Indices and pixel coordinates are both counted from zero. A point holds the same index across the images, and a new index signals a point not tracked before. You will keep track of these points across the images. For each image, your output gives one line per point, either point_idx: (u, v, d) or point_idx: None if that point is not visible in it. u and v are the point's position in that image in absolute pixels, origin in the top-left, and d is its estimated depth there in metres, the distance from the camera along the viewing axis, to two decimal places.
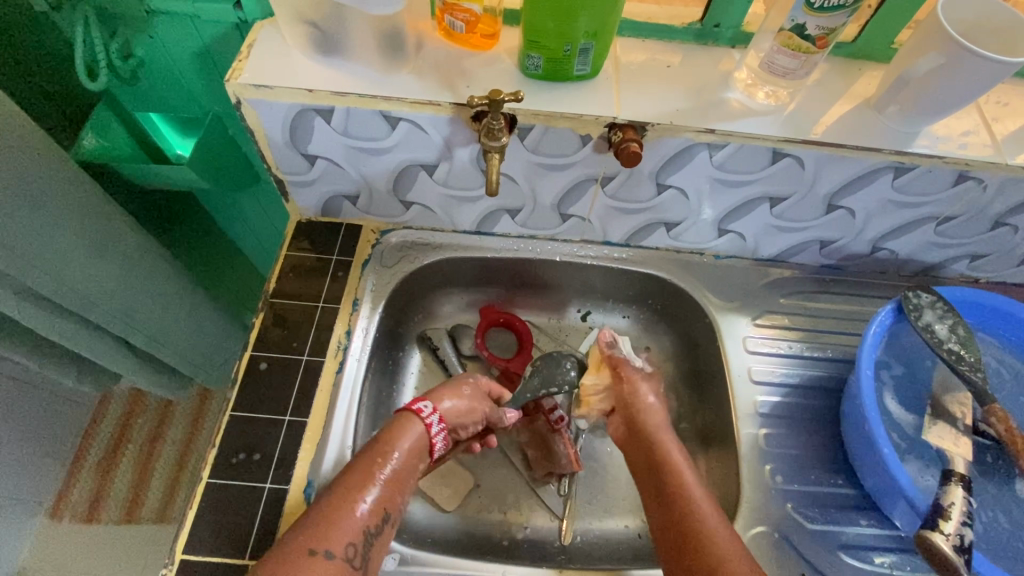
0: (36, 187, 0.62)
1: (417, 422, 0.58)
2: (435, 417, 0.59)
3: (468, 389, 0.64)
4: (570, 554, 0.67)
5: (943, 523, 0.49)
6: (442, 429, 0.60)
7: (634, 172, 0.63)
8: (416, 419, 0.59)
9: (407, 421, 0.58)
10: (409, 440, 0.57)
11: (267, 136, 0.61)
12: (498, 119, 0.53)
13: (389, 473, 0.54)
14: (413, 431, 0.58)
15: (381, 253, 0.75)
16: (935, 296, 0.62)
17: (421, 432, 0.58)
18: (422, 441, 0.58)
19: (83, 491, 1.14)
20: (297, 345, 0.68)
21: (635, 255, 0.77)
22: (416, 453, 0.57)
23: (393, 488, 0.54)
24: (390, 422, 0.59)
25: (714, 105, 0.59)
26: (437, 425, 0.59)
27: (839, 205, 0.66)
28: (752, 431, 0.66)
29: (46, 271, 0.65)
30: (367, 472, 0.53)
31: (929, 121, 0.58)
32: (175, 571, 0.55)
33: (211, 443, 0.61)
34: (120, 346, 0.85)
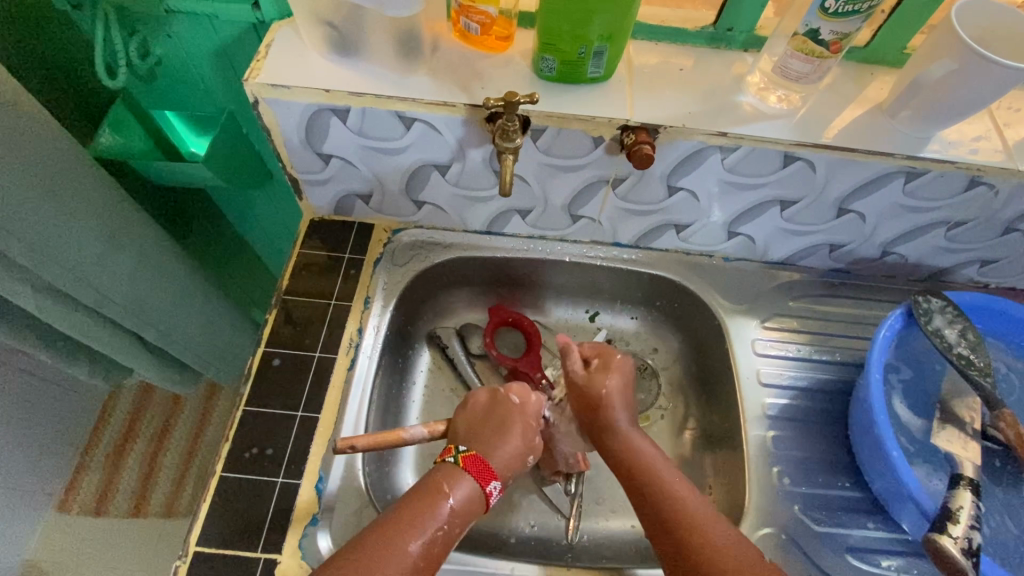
0: (55, 183, 0.63)
1: (478, 484, 0.54)
2: (498, 489, 0.56)
3: (531, 455, 0.60)
4: (577, 553, 0.68)
5: (951, 526, 0.49)
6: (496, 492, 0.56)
7: (645, 173, 0.63)
8: (478, 481, 0.54)
9: (468, 478, 0.54)
10: (466, 495, 0.53)
11: (283, 134, 0.62)
12: (513, 121, 0.53)
13: (444, 531, 0.51)
14: (471, 487, 0.54)
15: (393, 252, 0.76)
16: (945, 301, 0.63)
17: (479, 494, 0.54)
18: (477, 503, 0.54)
19: (92, 484, 1.15)
20: (309, 342, 0.68)
21: (644, 256, 0.77)
22: (471, 512, 0.53)
23: (444, 548, 0.51)
24: (451, 475, 0.54)
25: (726, 109, 0.59)
26: (497, 494, 0.56)
27: (849, 209, 0.66)
28: (760, 433, 0.66)
29: (64, 265, 0.66)
30: (422, 527, 0.50)
31: (942, 126, 0.58)
32: (188, 562, 0.55)
33: (224, 437, 0.62)
34: (132, 341, 0.86)
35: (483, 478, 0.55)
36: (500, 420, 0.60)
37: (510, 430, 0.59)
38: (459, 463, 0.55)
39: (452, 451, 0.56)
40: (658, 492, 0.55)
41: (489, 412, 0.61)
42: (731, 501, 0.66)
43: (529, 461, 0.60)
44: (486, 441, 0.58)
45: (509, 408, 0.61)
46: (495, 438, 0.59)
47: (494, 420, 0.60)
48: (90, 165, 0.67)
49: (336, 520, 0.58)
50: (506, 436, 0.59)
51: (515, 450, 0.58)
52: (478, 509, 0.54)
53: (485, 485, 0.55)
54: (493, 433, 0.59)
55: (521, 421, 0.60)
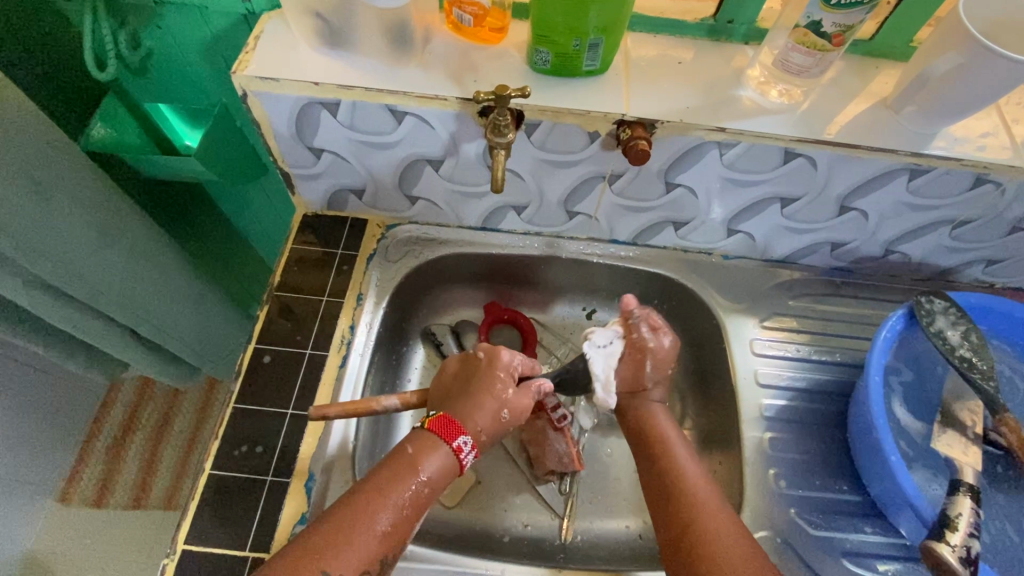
0: (44, 177, 0.62)
1: (446, 444, 0.54)
2: (469, 444, 0.54)
3: (507, 411, 0.58)
4: (570, 553, 0.67)
5: (949, 534, 0.48)
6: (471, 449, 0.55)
7: (642, 170, 0.62)
8: (445, 442, 0.54)
9: (436, 441, 0.54)
10: (435, 458, 0.53)
11: (273, 128, 0.61)
12: (505, 115, 0.52)
13: (412, 496, 0.51)
14: (439, 451, 0.53)
15: (387, 247, 0.75)
16: (948, 301, 0.61)
17: (448, 455, 0.53)
18: (448, 465, 0.53)
19: (92, 477, 1.15)
20: (301, 338, 0.68)
21: (642, 254, 0.76)
22: (442, 476, 0.53)
23: (414, 512, 0.51)
24: (420, 440, 0.54)
25: (725, 103, 0.58)
26: (469, 449, 0.54)
27: (851, 207, 0.65)
28: (757, 434, 0.65)
29: (55, 259, 0.66)
30: (389, 493, 0.50)
31: (948, 122, 0.56)
32: (176, 560, 0.55)
33: (214, 434, 0.61)
34: (127, 335, 0.85)
35: (449, 436, 0.54)
36: (471, 377, 0.59)
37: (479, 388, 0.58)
38: (426, 427, 0.55)
39: (423, 418, 0.56)
40: (676, 486, 0.56)
41: (460, 374, 0.60)
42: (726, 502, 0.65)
43: (506, 418, 0.58)
44: (457, 403, 0.57)
45: (478, 364, 0.60)
46: (464, 399, 0.57)
47: (466, 380, 0.59)
48: (80, 158, 0.67)
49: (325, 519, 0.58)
50: (478, 393, 0.57)
51: (485, 408, 0.56)
52: (451, 471, 0.54)
53: (452, 442, 0.54)
54: (464, 391, 0.58)
55: (489, 376, 0.59)
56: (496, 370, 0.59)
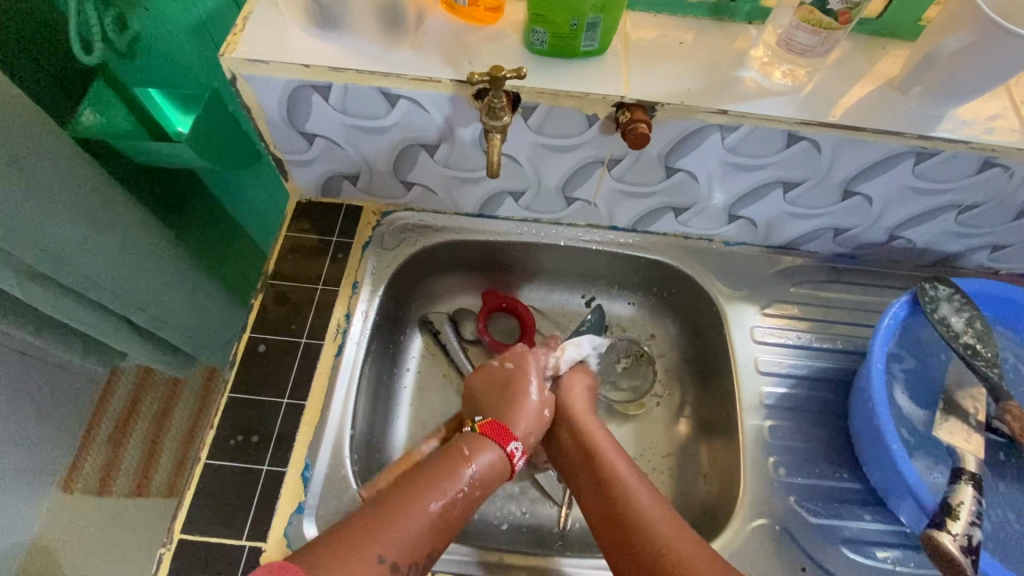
0: (31, 165, 0.61)
1: (498, 447, 0.56)
2: (520, 448, 0.57)
3: (547, 409, 0.63)
4: (568, 540, 0.67)
5: (950, 522, 0.48)
6: (523, 455, 0.58)
7: (642, 154, 0.61)
8: (498, 444, 0.56)
9: (488, 443, 0.56)
10: (488, 459, 0.55)
11: (264, 113, 0.60)
12: (500, 98, 0.50)
13: (465, 492, 0.52)
14: (492, 452, 0.56)
15: (382, 235, 0.74)
16: (953, 288, 0.60)
17: (501, 456, 0.56)
18: (500, 466, 0.56)
19: (95, 464, 1.15)
20: (296, 328, 0.67)
21: (641, 240, 0.75)
22: (492, 477, 0.55)
23: (463, 511, 0.51)
24: (473, 441, 0.56)
25: (727, 85, 0.56)
26: (519, 455, 0.57)
27: (856, 192, 0.64)
28: (757, 423, 0.65)
29: (45, 248, 0.65)
30: (444, 487, 0.51)
31: (957, 103, 0.54)
32: (174, 550, 0.55)
33: (210, 424, 0.61)
34: (122, 324, 0.85)
35: (503, 439, 0.56)
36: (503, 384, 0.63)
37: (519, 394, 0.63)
38: (476, 430, 0.57)
39: (470, 423, 0.59)
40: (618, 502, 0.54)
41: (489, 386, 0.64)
42: (725, 490, 0.64)
43: (546, 416, 0.63)
44: (500, 409, 0.61)
45: (508, 373, 0.65)
46: (507, 404, 0.61)
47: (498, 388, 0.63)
48: (69, 145, 0.65)
49: (323, 508, 0.58)
50: (520, 395, 0.62)
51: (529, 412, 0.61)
52: (503, 470, 0.56)
53: (506, 445, 0.56)
54: (505, 398, 0.62)
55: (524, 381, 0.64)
56: (528, 373, 0.65)
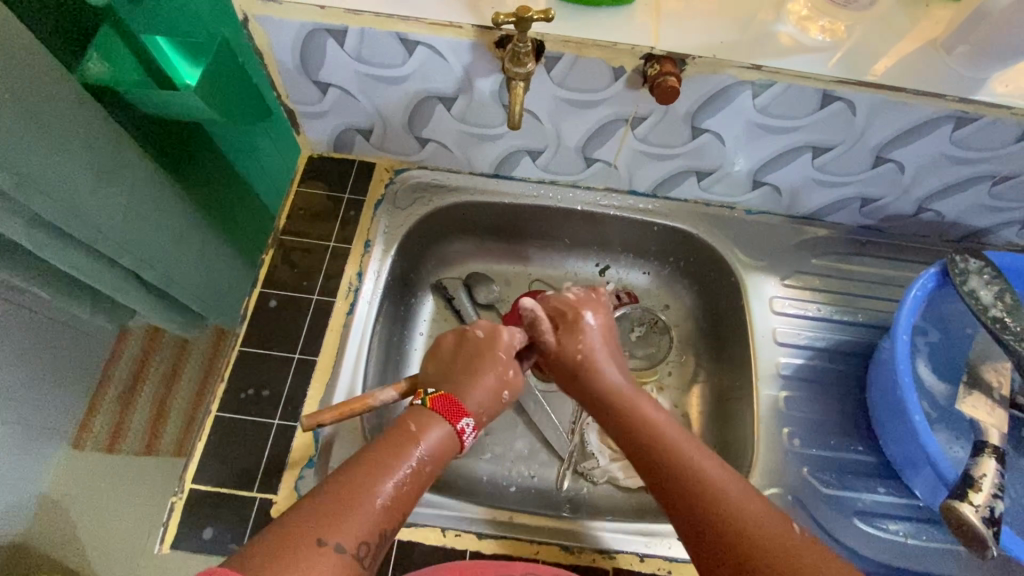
0: (36, 109, 0.59)
1: (448, 423, 0.49)
2: (472, 426, 0.50)
3: (508, 391, 0.54)
4: (576, 504, 0.67)
5: (973, 493, 0.47)
6: (472, 432, 0.51)
7: (668, 112, 0.58)
8: (447, 420, 0.49)
9: (436, 418, 0.49)
10: (436, 438, 0.48)
11: (277, 58, 0.57)
12: (525, 42, 0.48)
13: (416, 469, 0.46)
14: (440, 427, 0.49)
15: (395, 194, 0.72)
16: (984, 261, 0.58)
17: (451, 433, 0.49)
18: (450, 442, 0.49)
19: (105, 424, 1.17)
20: (308, 284, 0.66)
21: (661, 206, 0.73)
22: (443, 456, 0.49)
23: (416, 487, 0.46)
24: (419, 416, 0.49)
25: (762, 39, 0.53)
26: (471, 431, 0.51)
27: (888, 158, 0.61)
28: (772, 393, 0.64)
29: (51, 195, 0.63)
30: (390, 464, 0.46)
31: (1005, 63, 0.51)
32: (185, 500, 0.55)
33: (221, 377, 0.61)
34: (131, 278, 0.84)
35: (452, 415, 0.49)
36: (472, 353, 0.54)
37: (480, 369, 0.53)
38: (425, 404, 0.50)
39: (419, 395, 0.51)
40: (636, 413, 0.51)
41: (455, 350, 0.54)
42: (735, 460, 0.64)
43: (506, 397, 0.54)
44: (459, 377, 0.53)
45: (479, 341, 0.54)
46: (465, 377, 0.52)
47: (465, 357, 0.54)
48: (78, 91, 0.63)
49: (333, 463, 0.58)
50: (481, 369, 0.53)
51: (485, 386, 0.52)
52: (452, 450, 0.49)
53: (456, 422, 0.49)
54: (466, 368, 0.53)
55: (491, 356, 0.54)
56: (498, 351, 0.54)
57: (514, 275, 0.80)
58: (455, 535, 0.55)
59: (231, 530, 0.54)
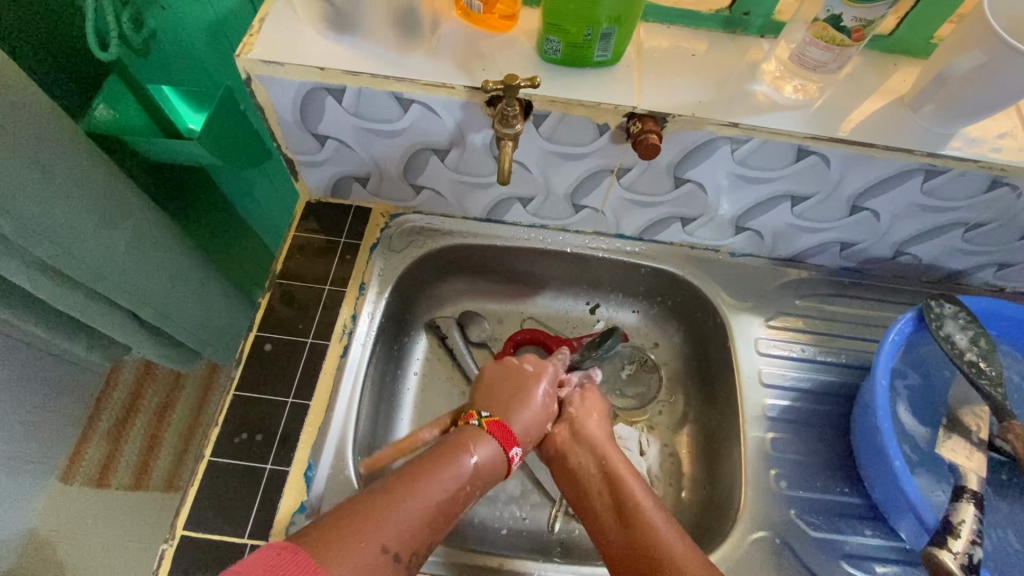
0: (43, 160, 0.61)
1: (501, 448, 0.55)
2: (520, 456, 0.56)
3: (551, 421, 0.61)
4: (567, 547, 0.67)
5: (951, 540, 0.48)
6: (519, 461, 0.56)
7: (651, 164, 0.61)
8: (502, 445, 0.55)
9: (493, 441, 0.54)
10: (490, 461, 0.54)
11: (278, 113, 0.60)
12: (513, 106, 0.51)
13: (462, 490, 0.51)
14: (494, 451, 0.54)
15: (390, 237, 0.74)
16: (959, 306, 0.60)
17: (500, 458, 0.54)
18: (498, 466, 0.54)
19: (93, 458, 1.14)
20: (303, 327, 0.67)
21: (648, 248, 0.75)
22: (490, 476, 0.54)
23: (459, 504, 0.51)
24: (475, 435, 0.54)
25: (739, 98, 0.56)
26: (518, 461, 0.56)
27: (863, 207, 0.64)
28: (759, 435, 0.65)
29: (55, 242, 0.65)
30: (443, 479, 0.50)
31: (967, 122, 0.54)
32: (175, 547, 0.55)
33: (214, 421, 0.61)
34: (129, 317, 0.85)
35: (507, 442, 0.55)
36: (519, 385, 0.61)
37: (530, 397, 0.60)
38: (482, 425, 0.55)
39: (475, 416, 0.56)
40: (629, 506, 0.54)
41: (504, 376, 0.62)
42: (724, 501, 0.65)
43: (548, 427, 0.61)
44: (508, 404, 0.59)
45: (526, 375, 0.62)
46: (516, 404, 0.59)
47: (514, 385, 0.61)
48: (84, 143, 0.66)
49: (325, 508, 0.58)
50: (527, 398, 0.60)
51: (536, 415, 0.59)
52: (500, 472, 0.55)
53: (508, 449, 0.55)
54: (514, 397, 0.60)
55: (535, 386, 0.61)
56: (541, 381, 0.62)
57: (507, 314, 0.82)
58: None
59: None
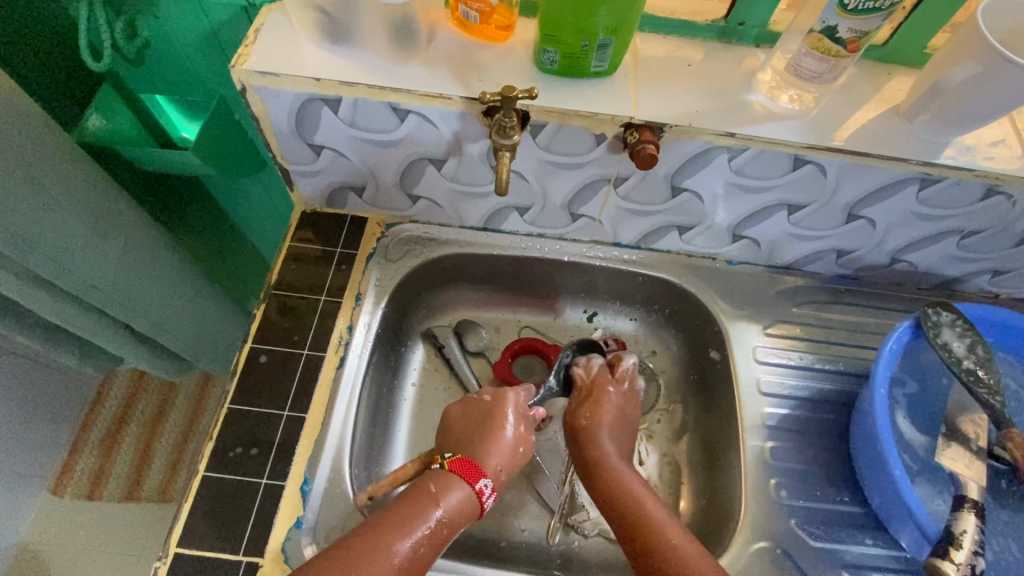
0: (35, 172, 0.60)
1: (468, 485, 0.53)
2: (490, 487, 0.54)
3: (522, 448, 0.60)
4: (567, 560, 0.66)
5: (954, 552, 0.48)
6: (492, 492, 0.54)
7: (649, 174, 0.61)
8: (468, 482, 0.53)
9: (458, 479, 0.53)
10: (457, 499, 0.52)
11: (273, 124, 0.60)
12: (511, 117, 0.51)
13: (432, 533, 0.49)
14: (462, 489, 0.52)
15: (387, 246, 0.74)
16: (956, 314, 0.60)
17: (470, 495, 0.53)
18: (468, 506, 0.52)
19: (85, 469, 1.12)
20: (298, 338, 0.67)
21: (645, 257, 0.75)
22: (461, 517, 0.51)
23: (430, 551, 0.49)
24: (439, 477, 0.53)
25: (735, 107, 0.57)
26: (490, 493, 0.54)
27: (860, 215, 0.64)
28: (758, 444, 0.65)
29: (48, 254, 0.64)
30: (410, 524, 0.48)
31: (961, 131, 0.55)
32: (169, 564, 0.54)
33: (209, 435, 0.60)
34: (120, 328, 0.84)
35: (472, 477, 0.53)
36: (483, 416, 0.60)
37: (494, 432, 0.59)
38: (446, 466, 0.54)
39: (439, 458, 0.55)
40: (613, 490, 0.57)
41: (467, 417, 0.61)
42: (724, 512, 0.64)
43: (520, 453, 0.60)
44: (472, 442, 0.58)
45: (486, 406, 0.61)
46: (481, 440, 0.58)
47: (477, 420, 0.60)
48: (75, 152, 0.65)
49: (321, 523, 0.57)
50: (492, 430, 0.59)
51: (502, 448, 0.58)
52: (471, 511, 0.53)
53: (474, 484, 0.53)
54: (477, 432, 0.59)
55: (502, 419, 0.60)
56: (506, 409, 0.61)
57: (504, 322, 0.81)
58: None
59: None
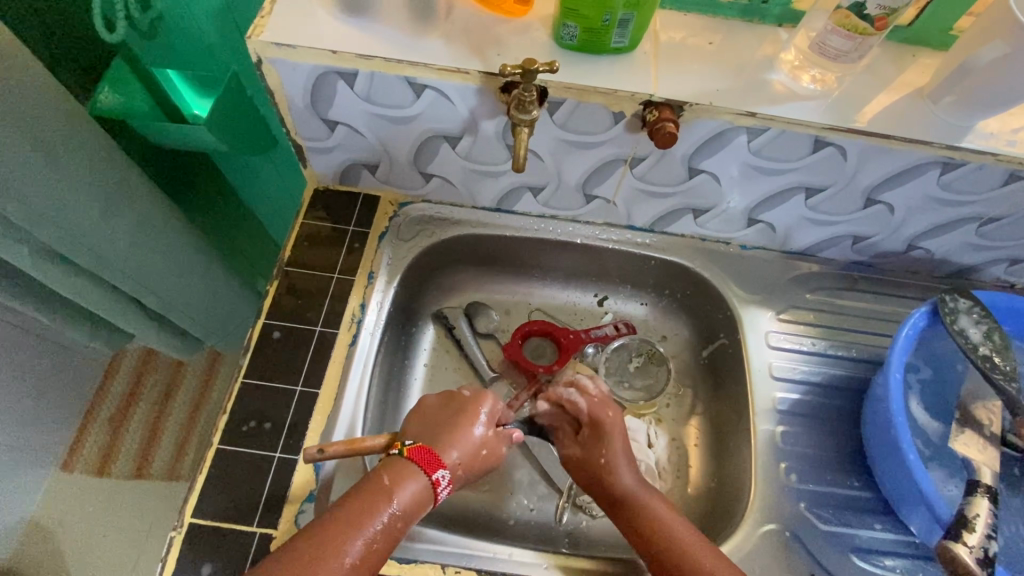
0: (48, 141, 0.60)
1: (424, 474, 0.51)
2: (446, 477, 0.52)
3: (485, 447, 0.56)
4: (575, 538, 0.67)
5: (966, 534, 0.48)
6: (447, 483, 0.52)
7: (666, 154, 0.60)
8: (424, 472, 0.51)
9: (414, 469, 0.51)
10: (412, 490, 0.50)
11: (287, 98, 0.59)
12: (530, 91, 0.50)
13: (384, 529, 0.48)
14: (417, 481, 0.51)
15: (399, 226, 0.73)
16: (973, 301, 0.59)
17: (425, 485, 0.51)
18: (424, 497, 0.50)
19: (93, 446, 1.13)
20: (311, 316, 0.67)
21: (658, 241, 0.75)
22: (416, 508, 0.50)
23: (385, 546, 0.48)
24: (393, 469, 0.51)
25: (757, 86, 0.56)
26: (446, 484, 0.52)
27: (878, 200, 0.63)
28: (769, 428, 0.65)
29: (61, 227, 0.64)
30: (361, 523, 0.47)
31: (986, 115, 0.54)
32: (184, 534, 0.55)
33: (222, 409, 0.61)
34: (131, 304, 0.84)
35: (429, 466, 0.51)
36: (457, 409, 0.58)
37: (463, 422, 0.56)
38: (403, 454, 0.52)
39: (397, 445, 0.52)
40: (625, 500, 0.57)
41: (444, 406, 0.58)
42: (732, 496, 0.64)
43: (485, 451, 0.56)
44: (439, 430, 0.55)
45: (464, 399, 0.58)
46: (447, 432, 0.55)
47: (453, 410, 0.58)
48: (89, 124, 0.65)
49: (334, 497, 0.58)
50: (462, 424, 0.56)
51: (468, 439, 0.55)
52: (427, 501, 0.51)
53: (432, 473, 0.51)
54: (450, 418, 0.57)
55: (474, 411, 0.57)
56: (480, 409, 0.58)
57: (514, 305, 0.81)
58: (454, 573, 0.55)
59: (231, 565, 0.54)
